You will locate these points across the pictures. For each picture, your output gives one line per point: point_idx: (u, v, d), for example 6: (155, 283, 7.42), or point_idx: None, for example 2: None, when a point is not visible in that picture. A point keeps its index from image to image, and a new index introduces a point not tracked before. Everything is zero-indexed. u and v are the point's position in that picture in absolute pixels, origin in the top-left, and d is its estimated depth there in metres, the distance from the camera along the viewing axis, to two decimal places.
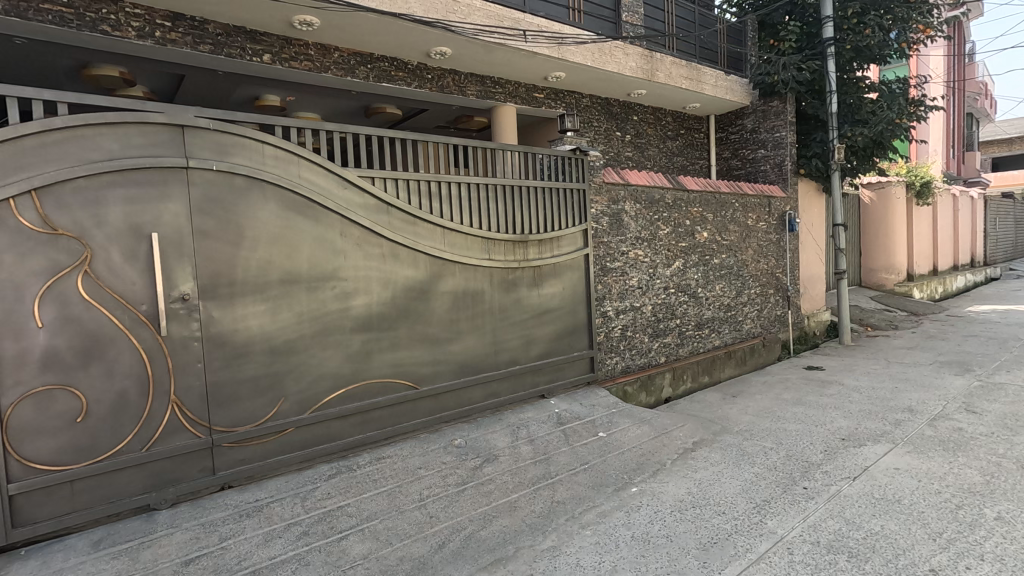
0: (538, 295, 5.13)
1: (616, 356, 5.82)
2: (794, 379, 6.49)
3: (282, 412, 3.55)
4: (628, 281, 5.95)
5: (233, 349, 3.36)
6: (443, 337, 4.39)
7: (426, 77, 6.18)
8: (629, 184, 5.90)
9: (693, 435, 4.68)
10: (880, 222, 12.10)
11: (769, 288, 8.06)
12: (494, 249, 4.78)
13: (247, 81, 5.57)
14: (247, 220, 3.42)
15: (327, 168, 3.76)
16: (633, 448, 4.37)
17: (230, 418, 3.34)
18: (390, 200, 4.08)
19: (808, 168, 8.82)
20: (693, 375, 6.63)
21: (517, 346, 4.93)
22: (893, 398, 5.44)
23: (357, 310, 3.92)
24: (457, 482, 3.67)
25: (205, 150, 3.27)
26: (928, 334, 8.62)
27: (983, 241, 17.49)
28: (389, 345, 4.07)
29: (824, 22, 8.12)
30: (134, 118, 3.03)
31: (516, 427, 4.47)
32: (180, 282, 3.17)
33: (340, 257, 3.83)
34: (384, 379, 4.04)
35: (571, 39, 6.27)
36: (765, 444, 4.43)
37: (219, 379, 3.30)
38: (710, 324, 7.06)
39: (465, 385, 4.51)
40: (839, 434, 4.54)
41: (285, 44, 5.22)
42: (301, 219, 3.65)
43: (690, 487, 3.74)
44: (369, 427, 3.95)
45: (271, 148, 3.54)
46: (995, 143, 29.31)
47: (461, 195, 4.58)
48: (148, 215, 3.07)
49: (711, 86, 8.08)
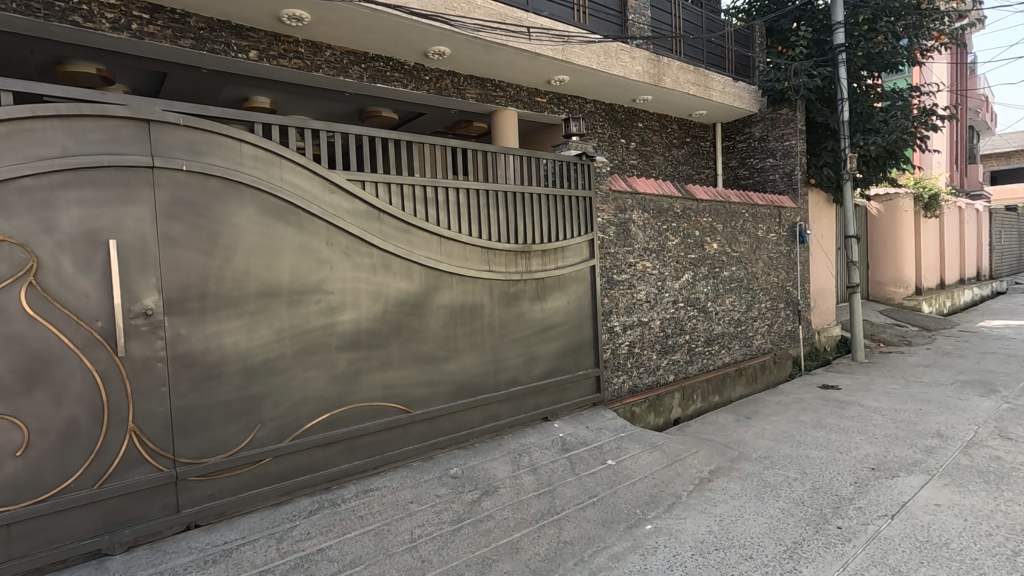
0: (541, 310, 4.78)
1: (623, 374, 5.47)
2: (810, 399, 6.14)
3: (257, 441, 3.18)
4: (637, 294, 5.62)
5: (204, 370, 3.00)
6: (439, 355, 4.04)
7: (423, 79, 5.88)
8: (637, 193, 5.60)
9: (709, 462, 4.33)
10: (888, 233, 11.85)
11: (779, 302, 7.73)
12: (494, 259, 4.44)
13: (233, 80, 5.25)
14: (221, 226, 3.08)
15: (312, 170, 3.43)
16: (644, 478, 4.00)
17: (197, 448, 2.97)
18: (381, 206, 3.74)
19: (819, 178, 8.51)
20: (703, 395, 6.29)
21: (518, 364, 4.58)
22: (920, 422, 5.09)
23: (345, 326, 3.56)
24: (453, 519, 3.29)
25: (174, 149, 2.93)
26: (944, 351, 8.28)
27: (989, 254, 17.23)
28: (379, 365, 3.72)
29: (835, 28, 7.87)
30: (92, 111, 2.69)
31: (518, 455, 4.11)
32: (143, 296, 2.82)
33: (326, 268, 3.49)
34: (374, 403, 3.68)
35: (577, 39, 5.99)
36: (787, 473, 4.07)
37: (187, 404, 2.94)
38: (720, 339, 6.72)
39: (462, 408, 4.15)
40: (867, 463, 4.18)
41: (273, 41, 4.91)
42: (282, 225, 3.31)
43: (710, 524, 3.37)
44: (356, 456, 3.58)
45: (250, 147, 3.20)
46: (994, 156, 29.25)
47: (459, 201, 4.25)
48: (105, 220, 2.72)
49: (719, 92, 7.82)
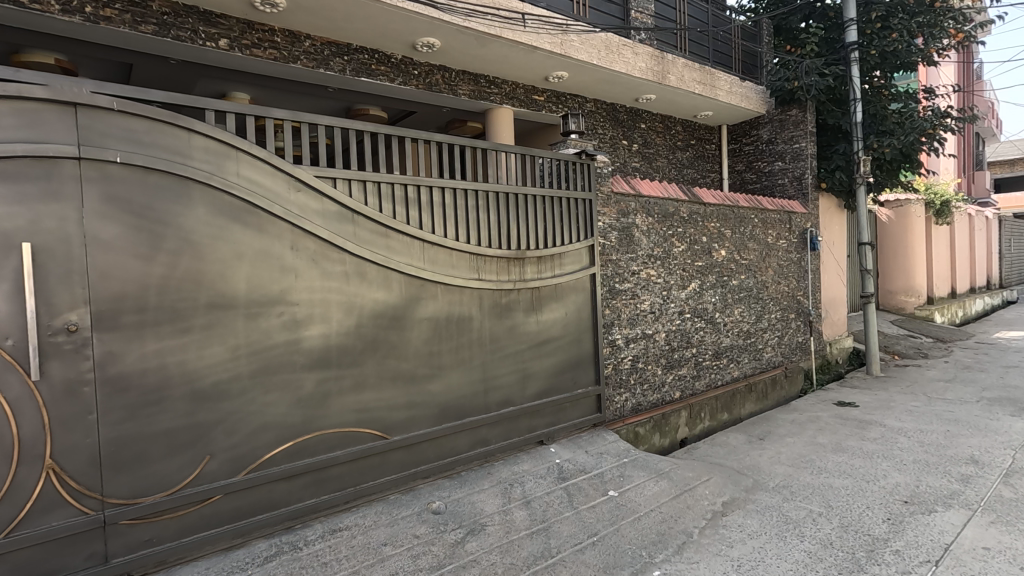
0: (536, 322, 4.36)
1: (625, 392, 5.05)
2: (826, 417, 5.72)
3: (205, 475, 2.75)
4: (640, 305, 5.20)
5: (142, 395, 2.59)
6: (420, 374, 3.62)
7: (412, 73, 5.48)
8: (641, 195, 5.20)
9: (721, 493, 3.90)
10: (898, 240, 11.47)
11: (790, 312, 7.32)
12: (484, 267, 4.03)
13: (206, 72, 4.86)
14: (165, 228, 2.67)
15: (275, 165, 3.03)
16: (650, 512, 3.55)
17: (132, 487, 2.55)
18: (356, 207, 3.34)
19: (832, 182, 8.11)
20: (711, 412, 5.86)
21: (510, 383, 4.15)
22: (950, 445, 4.67)
23: (312, 343, 3.15)
24: (431, 565, 2.85)
25: (107, 138, 2.53)
26: (964, 365, 7.85)
27: (999, 262, 16.80)
28: (352, 386, 3.29)
29: (847, 26, 7.49)
30: (3, 90, 2.28)
31: (509, 485, 3.67)
32: (66, 309, 2.41)
33: (291, 276, 3.08)
34: (346, 429, 3.26)
35: (576, 31, 5.63)
36: (811, 507, 3.64)
37: (121, 435, 2.53)
38: (729, 353, 6.30)
39: (446, 433, 3.72)
40: (899, 495, 3.74)
41: (246, 29, 4.52)
42: (238, 226, 2.90)
43: (726, 571, 2.94)
44: (323, 490, 3.15)
45: (201, 138, 2.80)
46: (998, 163, 28.88)
47: (446, 202, 3.84)
48: (19, 219, 2.31)
49: (726, 92, 7.45)
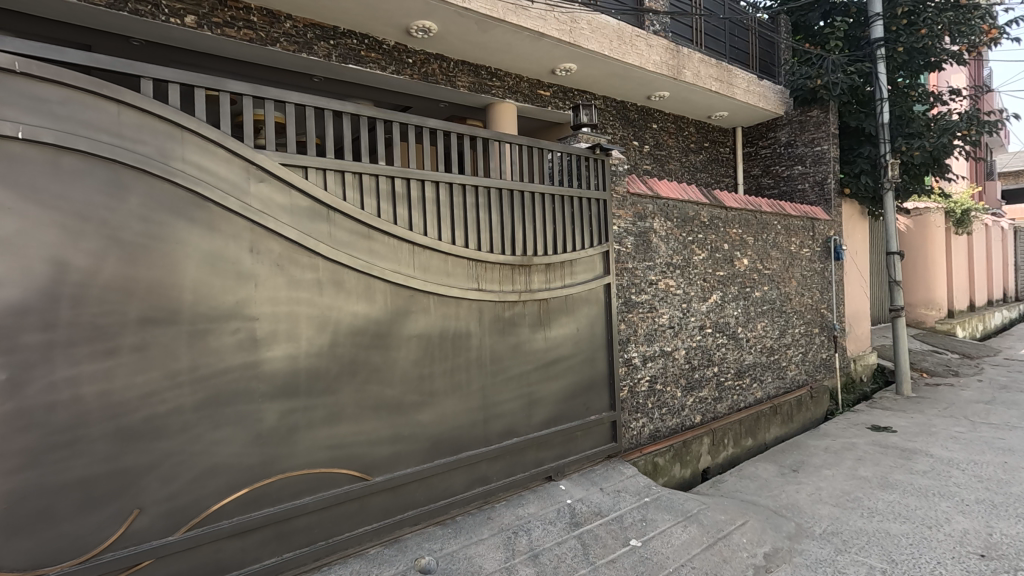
0: (543, 339, 3.80)
1: (642, 417, 4.48)
2: (864, 444, 5.16)
3: (133, 534, 2.19)
4: (658, 319, 4.65)
5: (49, 435, 2.03)
6: (409, 402, 3.06)
7: (406, 61, 4.95)
8: (659, 197, 4.67)
9: (761, 542, 3.32)
10: (918, 250, 10.98)
11: (814, 326, 6.78)
12: (484, 274, 3.49)
13: (175, 54, 4.30)
14: (85, 223, 2.12)
15: (231, 150, 2.49)
16: (682, 570, 2.98)
17: (33, 554, 1.99)
18: (332, 202, 2.79)
19: (857, 186, 7.55)
20: (734, 438, 5.31)
21: (514, 410, 3.59)
22: (1013, 480, 4.11)
23: (276, 366, 2.59)
24: None
25: (8, 107, 1.99)
26: (1000, 384, 7.28)
27: (1016, 274, 16.30)
28: (324, 418, 2.73)
29: (873, 21, 7.06)
30: None
31: (513, 534, 3.09)
32: None
33: (249, 285, 2.53)
34: (316, 469, 2.69)
35: (586, 19, 5.16)
36: (870, 563, 3.08)
37: (18, 490, 1.96)
38: (752, 371, 5.74)
39: (438, 471, 3.15)
40: (972, 547, 3.19)
41: (217, 5, 3.99)
42: (181, 223, 2.35)
43: None
44: (288, 546, 2.59)
45: (134, 112, 2.26)
46: (1004, 174, 28.55)
47: (439, 199, 3.30)
48: None
49: (743, 91, 6.96)
